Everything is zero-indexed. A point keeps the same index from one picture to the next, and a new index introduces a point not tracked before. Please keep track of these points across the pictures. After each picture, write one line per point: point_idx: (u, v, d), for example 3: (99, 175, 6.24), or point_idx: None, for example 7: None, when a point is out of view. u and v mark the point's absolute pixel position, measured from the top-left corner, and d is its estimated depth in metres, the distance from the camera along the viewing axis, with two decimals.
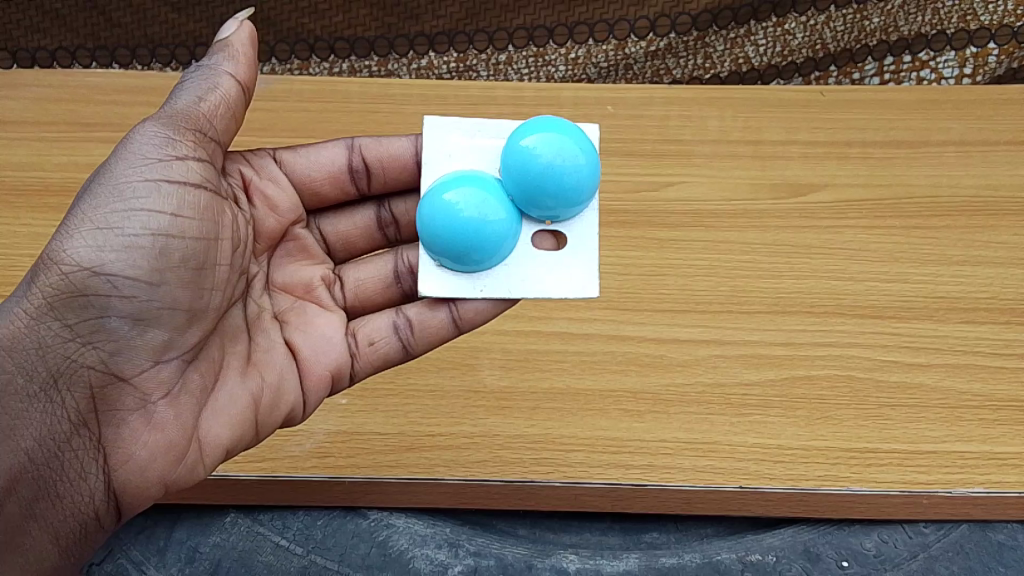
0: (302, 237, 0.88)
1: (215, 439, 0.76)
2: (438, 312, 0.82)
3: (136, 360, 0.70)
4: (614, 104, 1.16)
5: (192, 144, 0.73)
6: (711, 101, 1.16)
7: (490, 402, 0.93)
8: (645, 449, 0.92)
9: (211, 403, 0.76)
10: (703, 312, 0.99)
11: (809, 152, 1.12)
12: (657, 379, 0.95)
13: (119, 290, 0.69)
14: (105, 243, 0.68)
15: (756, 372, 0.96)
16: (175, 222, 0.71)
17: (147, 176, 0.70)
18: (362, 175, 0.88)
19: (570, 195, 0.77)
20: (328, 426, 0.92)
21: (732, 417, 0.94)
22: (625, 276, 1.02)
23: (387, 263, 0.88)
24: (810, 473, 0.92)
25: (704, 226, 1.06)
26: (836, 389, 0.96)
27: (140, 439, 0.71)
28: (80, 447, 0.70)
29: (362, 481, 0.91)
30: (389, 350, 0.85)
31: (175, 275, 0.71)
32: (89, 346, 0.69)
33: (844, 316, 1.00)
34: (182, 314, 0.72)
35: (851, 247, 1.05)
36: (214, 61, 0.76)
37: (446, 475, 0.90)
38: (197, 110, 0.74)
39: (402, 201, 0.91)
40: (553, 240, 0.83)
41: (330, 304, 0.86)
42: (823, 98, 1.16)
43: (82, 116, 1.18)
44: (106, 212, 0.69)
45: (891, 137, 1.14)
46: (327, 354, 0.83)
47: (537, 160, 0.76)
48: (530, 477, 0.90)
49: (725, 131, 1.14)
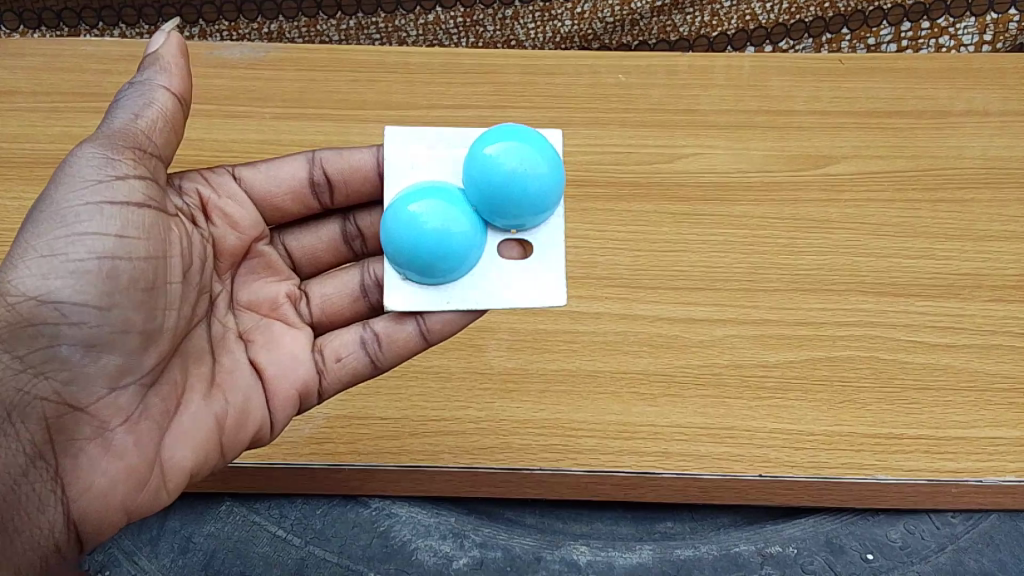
0: (267, 253, 0.87)
1: (177, 463, 0.75)
2: (404, 324, 0.81)
3: (91, 388, 0.69)
4: (624, 72, 1.12)
5: (132, 162, 0.72)
6: (722, 69, 1.12)
7: (496, 384, 0.89)
8: (658, 435, 0.87)
9: (173, 427, 0.75)
10: (718, 291, 0.96)
11: (827, 122, 1.08)
12: (671, 361, 0.91)
13: (68, 317, 0.67)
14: (50, 271, 0.67)
15: (776, 354, 0.92)
16: (121, 243, 0.69)
17: (89, 200, 0.69)
18: (324, 190, 0.87)
19: (532, 204, 0.76)
20: (326, 410, 0.88)
21: (751, 402, 0.89)
22: (637, 253, 0.98)
23: (353, 277, 0.87)
24: (833, 461, 0.87)
25: (719, 201, 1.02)
26: (858, 371, 0.91)
27: (99, 466, 0.71)
28: (38, 480, 0.69)
29: (362, 468, 0.87)
30: (357, 365, 0.84)
31: (126, 296, 0.69)
32: (41, 376, 0.68)
33: (867, 294, 0.96)
34: (137, 336, 0.70)
35: (872, 220, 1.01)
36: (146, 77, 0.75)
37: (450, 462, 0.86)
38: (134, 129, 0.73)
39: (368, 214, 0.90)
40: (519, 248, 0.82)
41: (296, 321, 0.86)
42: (841, 66, 1.12)
43: (73, 86, 1.14)
44: (50, 240, 0.68)
45: (911, 106, 1.09)
46: (293, 370, 0.82)
47: (498, 169, 0.75)
48: (538, 465, 0.86)
49: (741, 100, 1.10)
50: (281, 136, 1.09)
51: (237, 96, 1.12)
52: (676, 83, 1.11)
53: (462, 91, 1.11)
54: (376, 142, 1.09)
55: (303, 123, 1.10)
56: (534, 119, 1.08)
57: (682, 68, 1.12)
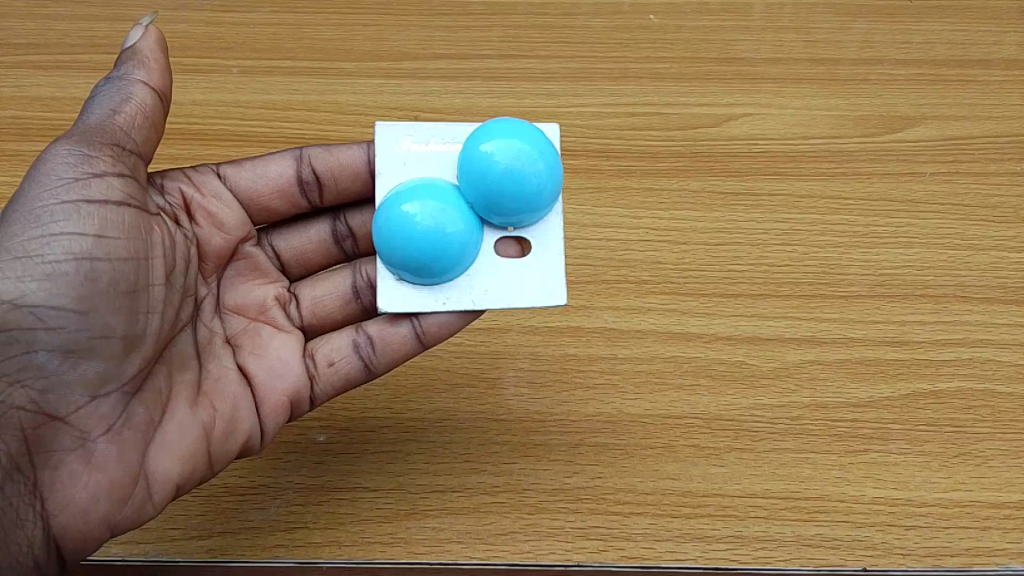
0: (256, 255, 0.68)
1: (167, 480, 0.59)
2: (399, 325, 0.63)
3: (70, 396, 0.55)
4: (657, 11, 0.91)
5: (110, 160, 0.57)
6: (763, 5, 0.91)
7: (517, 439, 0.69)
8: (726, 510, 0.68)
9: (160, 437, 0.58)
10: (788, 298, 0.77)
11: (899, 73, 0.89)
12: (735, 398, 0.72)
13: (45, 321, 0.54)
14: (24, 272, 0.53)
15: (866, 389, 0.73)
16: (100, 243, 0.55)
17: (65, 197, 0.55)
18: (314, 189, 0.68)
19: (530, 204, 0.59)
20: (300, 479, 0.67)
21: (843, 459, 0.70)
22: (685, 247, 0.79)
23: (347, 279, 0.68)
24: (957, 547, 0.68)
25: (781, 175, 0.83)
26: (972, 412, 0.72)
27: (81, 482, 0.56)
28: (13, 496, 0.54)
29: (343, 566, 0.65)
30: (351, 373, 0.65)
31: (107, 300, 0.55)
32: (16, 384, 0.54)
33: (970, 301, 0.78)
34: (120, 342, 0.55)
35: (966, 202, 0.83)
36: (121, 71, 0.60)
37: (461, 559, 0.65)
38: (110, 125, 0.58)
39: (360, 212, 0.70)
40: (520, 244, 0.62)
41: (287, 325, 0.66)
42: (912, 3, 0.92)
43: (0, 34, 0.92)
44: (22, 240, 0.54)
45: (997, 53, 0.90)
46: (284, 378, 0.64)
47: (492, 165, 0.58)
48: (574, 559, 0.65)
49: (785, 44, 0.90)
50: (246, 99, 0.88)
51: (195, 46, 0.90)
52: (712, 23, 0.90)
53: (468, 37, 0.90)
54: (363, 102, 0.88)
55: (276, 79, 0.89)
56: (555, 72, 0.88)
57: (718, 5, 0.91)
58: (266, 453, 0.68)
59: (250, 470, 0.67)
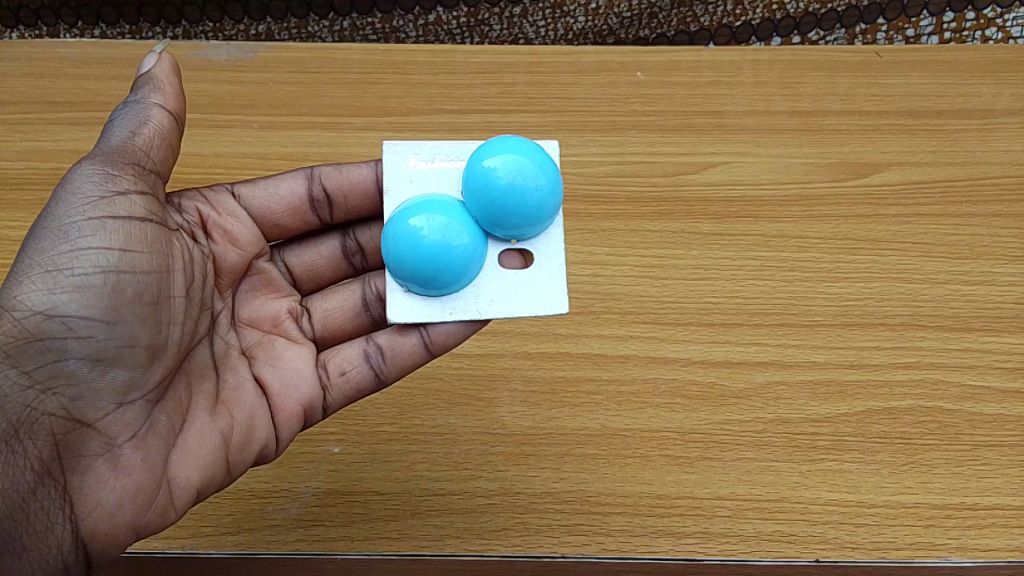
0: (267, 271, 0.77)
1: (187, 483, 0.65)
2: (407, 335, 0.71)
3: (98, 403, 0.61)
4: (642, 70, 1.01)
5: (132, 178, 0.65)
6: (747, 65, 1.02)
7: (510, 448, 0.77)
8: (697, 510, 0.75)
9: (180, 444, 0.65)
10: (757, 326, 0.85)
11: (867, 123, 0.98)
12: (708, 415, 0.79)
13: (75, 330, 0.60)
14: (55, 285, 0.60)
15: (825, 406, 0.80)
16: (125, 256, 0.62)
17: (92, 214, 0.62)
18: (324, 207, 0.77)
19: (532, 215, 0.67)
20: (316, 484, 0.75)
21: (802, 466, 0.77)
22: (665, 281, 0.88)
23: (355, 293, 0.76)
24: (899, 541, 0.75)
25: (754, 217, 0.92)
26: (921, 426, 0.80)
27: (108, 484, 0.62)
28: (46, 498, 0.61)
29: (357, 559, 0.72)
30: (362, 381, 0.73)
31: (133, 310, 0.62)
32: (47, 392, 0.60)
33: (924, 330, 0.86)
34: (143, 350, 0.62)
35: (922, 241, 0.92)
36: (139, 96, 0.68)
37: (459, 551, 0.73)
38: (132, 145, 0.66)
39: (368, 229, 0.80)
40: (520, 257, 0.71)
41: (299, 337, 0.75)
42: (879, 59, 1.03)
43: (49, 93, 1.02)
44: (53, 254, 0.61)
45: (956, 105, 1.00)
46: (297, 387, 0.71)
47: (496, 181, 0.66)
48: (561, 552, 0.73)
49: (765, 99, 0.99)
50: (269, 150, 0.98)
51: (224, 103, 1.01)
52: (700, 81, 1.00)
53: (470, 93, 1.01)
54: (374, 152, 0.98)
55: (296, 133, 0.99)
56: (548, 124, 0.98)
57: (708, 65, 1.02)
58: (288, 462, 0.76)
59: (275, 476, 0.75)
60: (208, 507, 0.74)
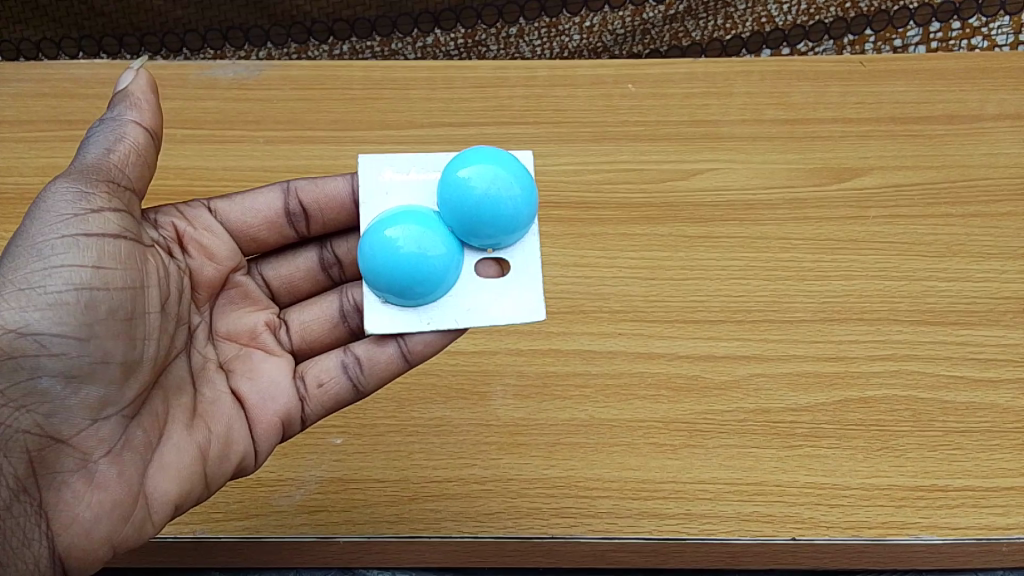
0: (244, 283, 0.81)
1: (163, 496, 0.69)
2: (385, 347, 0.75)
3: (72, 420, 0.65)
4: (634, 81, 1.06)
5: (105, 196, 0.68)
6: (737, 76, 1.06)
7: (502, 438, 0.81)
8: (681, 493, 0.79)
9: (156, 459, 0.69)
10: (740, 322, 0.89)
11: (849, 130, 1.02)
12: (692, 406, 0.83)
13: (48, 348, 0.63)
14: (28, 303, 0.63)
15: (805, 396, 0.84)
16: (98, 273, 0.65)
17: (64, 232, 0.65)
18: (300, 220, 0.81)
19: (506, 224, 0.71)
20: (319, 473, 0.79)
21: (781, 452, 0.81)
22: (653, 281, 0.92)
23: (333, 303, 0.81)
24: (871, 520, 0.79)
25: (739, 221, 0.96)
26: (897, 414, 0.84)
27: (83, 500, 0.66)
28: (21, 515, 0.64)
29: (358, 540, 0.77)
30: (339, 391, 0.76)
31: (106, 327, 0.65)
32: (22, 410, 0.63)
33: (900, 324, 0.90)
34: (118, 366, 0.66)
35: (900, 240, 0.95)
36: (115, 113, 0.71)
37: (454, 533, 0.77)
38: (107, 163, 0.69)
39: (345, 240, 0.84)
40: (496, 266, 0.76)
41: (276, 348, 0.79)
42: (863, 68, 1.07)
43: (64, 112, 1.07)
44: (27, 273, 0.64)
45: (935, 111, 1.04)
46: (274, 399, 0.76)
47: (471, 191, 0.71)
48: (550, 532, 0.77)
49: (753, 108, 1.04)
50: (273, 161, 1.03)
51: (232, 119, 1.06)
52: (693, 92, 1.05)
53: (466, 107, 1.05)
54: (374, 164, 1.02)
55: (300, 148, 1.04)
56: (542, 135, 1.02)
57: (702, 75, 1.06)
58: (293, 452, 0.80)
59: (280, 465, 0.79)
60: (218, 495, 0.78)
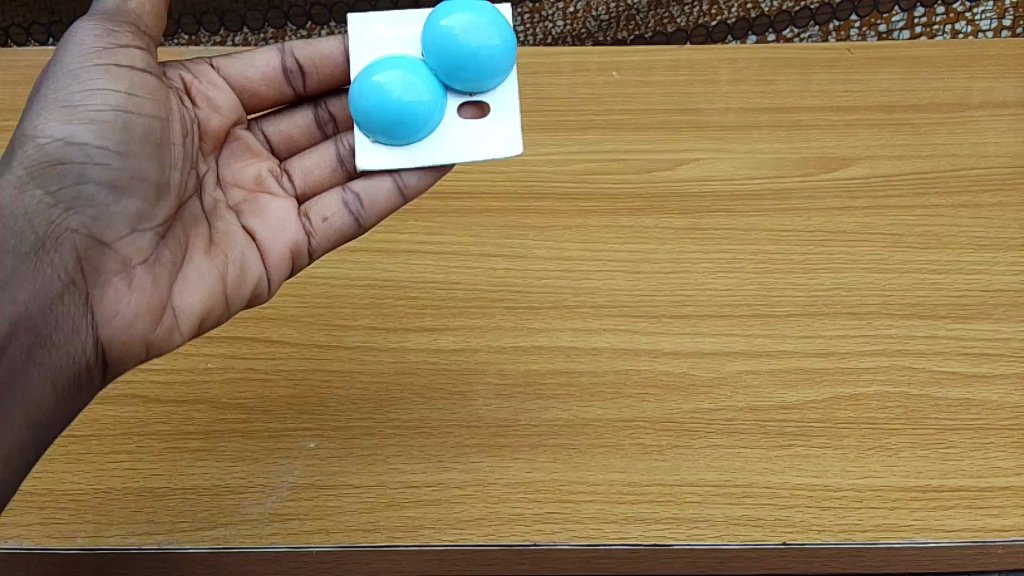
0: (246, 136, 0.78)
1: (190, 310, 0.71)
2: (382, 179, 0.75)
3: (113, 225, 0.67)
4: (618, 69, 1.02)
5: (133, 35, 0.70)
6: (722, 64, 1.03)
7: (483, 440, 0.78)
8: (669, 496, 0.77)
9: (182, 277, 0.71)
10: (727, 318, 0.86)
11: (839, 118, 1.00)
12: (678, 405, 0.81)
13: (92, 157, 0.66)
14: (73, 117, 0.66)
15: (794, 393, 0.82)
16: (132, 97, 0.68)
17: (98, 60, 0.68)
18: (297, 78, 0.79)
19: (486, 69, 0.72)
20: (292, 479, 0.76)
21: (770, 452, 0.79)
22: (639, 276, 0.89)
23: (330, 150, 0.79)
24: (864, 523, 0.77)
25: (727, 212, 0.94)
26: (889, 412, 0.82)
27: (120, 299, 0.68)
28: (71, 303, 0.67)
29: (331, 550, 0.74)
30: (343, 227, 0.77)
31: (142, 147, 0.68)
32: (69, 211, 0.67)
33: (892, 319, 0.87)
34: (152, 183, 0.69)
35: (891, 233, 0.93)
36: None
37: (433, 541, 0.74)
38: (128, 10, 0.71)
39: (338, 98, 0.81)
40: (476, 108, 0.76)
41: (281, 192, 0.77)
42: (850, 56, 1.04)
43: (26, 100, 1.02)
44: (68, 92, 0.67)
45: (924, 99, 1.02)
46: (284, 232, 0.75)
47: (453, 34, 0.71)
48: (533, 539, 0.74)
49: (741, 96, 1.01)
50: None
51: None
52: (678, 79, 1.02)
53: None
54: None
55: None
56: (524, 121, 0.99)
57: (685, 63, 1.03)
58: (266, 457, 0.77)
59: (250, 472, 0.76)
60: (185, 503, 0.75)
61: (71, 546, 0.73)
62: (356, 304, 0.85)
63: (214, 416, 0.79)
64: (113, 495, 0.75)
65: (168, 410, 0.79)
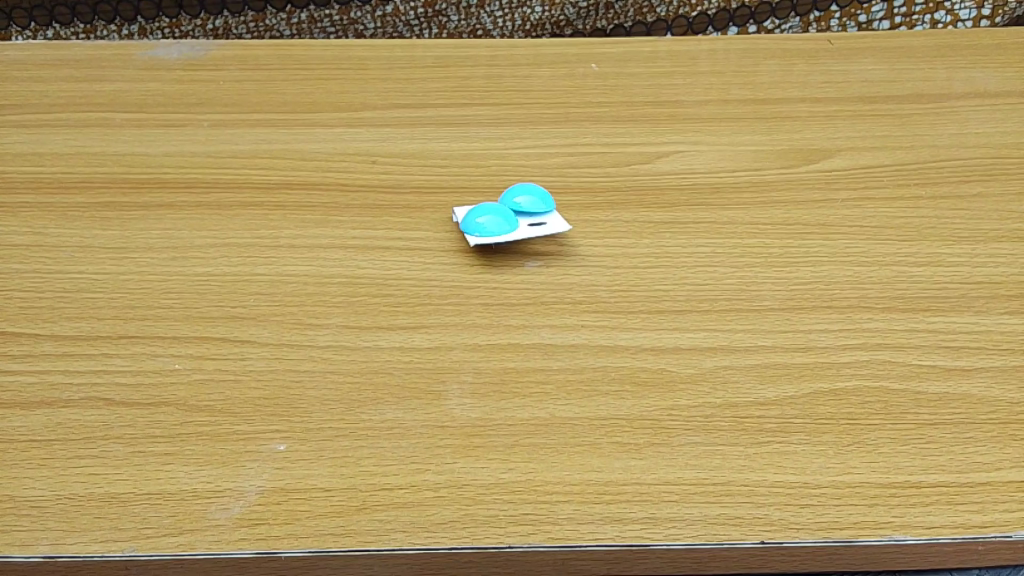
0: None
1: None
2: None
3: None
4: (581, 88, 1.18)
5: None
6: (675, 85, 1.18)
7: (459, 441, 0.74)
8: (645, 496, 0.70)
9: None
10: (705, 313, 0.86)
11: (792, 125, 1.10)
12: (658, 402, 0.77)
13: None
14: None
15: (774, 388, 0.79)
16: None
17: None
18: None
19: None
20: (262, 482, 0.70)
21: (747, 449, 0.73)
22: (615, 272, 0.90)
23: None
24: (844, 519, 0.68)
25: (704, 206, 0.98)
26: (868, 406, 0.77)
27: None
28: None
29: (301, 557, 0.66)
30: None
31: None
32: None
33: (871, 313, 0.86)
34: None
35: (870, 225, 0.95)
36: None
37: (406, 545, 0.66)
38: None
39: None
40: None
41: None
42: (785, 77, 1.19)
43: None
44: None
45: (865, 108, 1.12)
46: None
47: None
48: (507, 542, 0.67)
49: (695, 109, 1.13)
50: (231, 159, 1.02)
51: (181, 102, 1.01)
52: (637, 98, 1.15)
53: None
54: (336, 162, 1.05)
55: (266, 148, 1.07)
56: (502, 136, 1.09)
57: (642, 84, 1.18)
58: (233, 461, 0.71)
59: (219, 476, 0.70)
60: (150, 510, 0.68)
61: (30, 554, 0.65)
62: (331, 303, 0.86)
63: (181, 419, 0.74)
64: (73, 502, 0.68)
65: (133, 413, 0.74)
